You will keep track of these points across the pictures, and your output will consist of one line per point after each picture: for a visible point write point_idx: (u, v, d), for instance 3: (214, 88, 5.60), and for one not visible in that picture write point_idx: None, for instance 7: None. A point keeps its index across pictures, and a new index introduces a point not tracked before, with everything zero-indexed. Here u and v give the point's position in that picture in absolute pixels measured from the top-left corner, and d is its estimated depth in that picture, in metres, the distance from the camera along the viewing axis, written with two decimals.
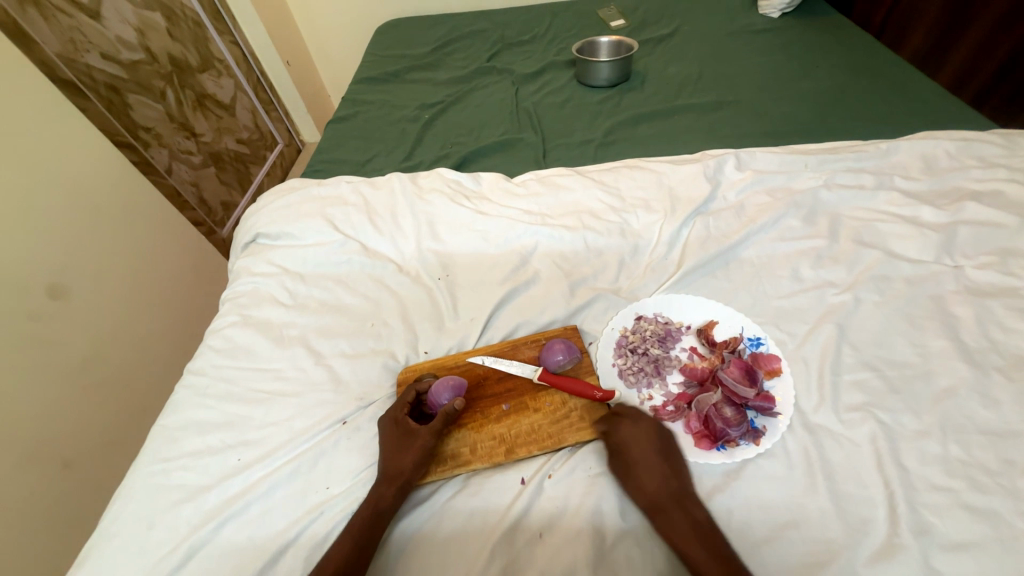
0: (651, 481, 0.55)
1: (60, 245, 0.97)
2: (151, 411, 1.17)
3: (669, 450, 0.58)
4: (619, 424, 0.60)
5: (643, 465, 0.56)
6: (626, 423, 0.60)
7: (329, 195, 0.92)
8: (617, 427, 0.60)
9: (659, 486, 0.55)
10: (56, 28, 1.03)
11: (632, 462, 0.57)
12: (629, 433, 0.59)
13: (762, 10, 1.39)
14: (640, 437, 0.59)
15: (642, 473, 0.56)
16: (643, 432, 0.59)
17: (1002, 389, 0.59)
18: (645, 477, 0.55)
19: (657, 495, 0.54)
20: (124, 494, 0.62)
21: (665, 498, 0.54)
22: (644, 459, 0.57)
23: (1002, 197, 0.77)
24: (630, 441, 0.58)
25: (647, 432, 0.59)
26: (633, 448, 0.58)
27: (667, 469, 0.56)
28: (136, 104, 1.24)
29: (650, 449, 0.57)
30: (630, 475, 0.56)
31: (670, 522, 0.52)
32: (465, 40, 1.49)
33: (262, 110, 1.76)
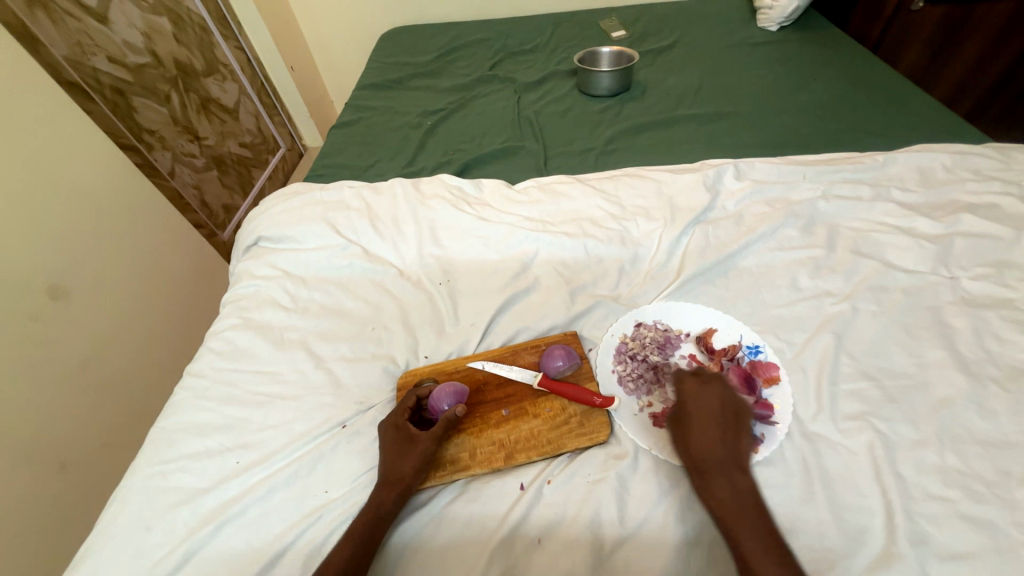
0: (702, 445, 0.55)
1: (62, 246, 0.97)
2: (149, 413, 1.16)
3: (735, 419, 0.57)
4: (691, 387, 0.59)
5: (700, 429, 0.56)
6: (699, 387, 0.59)
7: (332, 199, 0.92)
8: (687, 388, 0.60)
9: (710, 450, 0.55)
10: (64, 31, 1.05)
11: (690, 426, 0.57)
12: (697, 397, 0.58)
13: (760, 24, 1.42)
14: (708, 401, 0.58)
15: (697, 438, 0.56)
16: (711, 398, 0.58)
17: (998, 399, 0.59)
18: (699, 441, 0.56)
19: (707, 461, 0.54)
20: (121, 496, 0.62)
21: (713, 465, 0.54)
22: (702, 424, 0.56)
23: (997, 210, 0.78)
24: (696, 404, 0.58)
25: (716, 397, 0.58)
26: (696, 412, 0.57)
27: (725, 438, 0.55)
28: (141, 107, 1.25)
29: (712, 416, 0.57)
30: (684, 437, 0.57)
31: (714, 488, 0.53)
32: (468, 48, 1.51)
33: (265, 114, 1.77)
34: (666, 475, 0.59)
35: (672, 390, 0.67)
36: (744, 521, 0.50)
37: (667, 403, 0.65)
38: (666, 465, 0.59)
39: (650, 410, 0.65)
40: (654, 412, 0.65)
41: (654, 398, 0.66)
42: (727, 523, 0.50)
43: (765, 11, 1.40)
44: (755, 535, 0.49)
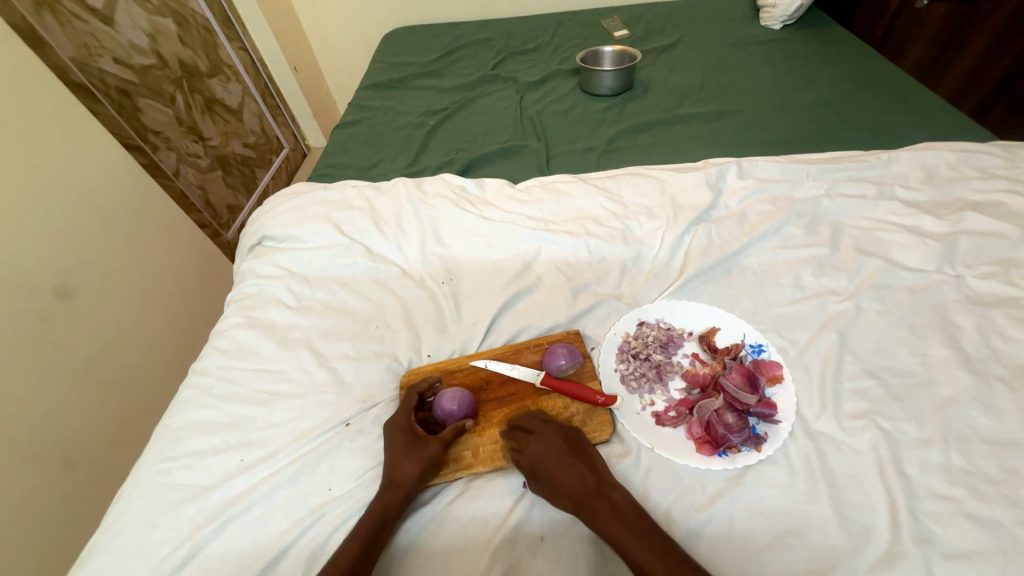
0: (569, 487, 0.55)
1: (68, 245, 0.98)
2: (153, 413, 1.17)
3: (580, 449, 0.59)
4: (531, 435, 0.60)
5: (558, 472, 0.56)
6: (537, 432, 0.61)
7: (335, 198, 0.93)
8: (530, 438, 0.60)
9: (578, 485, 0.55)
10: (71, 32, 1.06)
11: (547, 471, 0.57)
12: (539, 442, 0.59)
13: (763, 22, 1.42)
14: (547, 444, 0.59)
15: (561, 478, 0.56)
16: (552, 437, 0.60)
17: (1003, 398, 0.59)
18: (563, 480, 0.56)
19: (583, 497, 0.54)
20: (127, 493, 0.62)
21: (591, 502, 0.54)
22: (555, 464, 0.57)
23: (1003, 208, 0.78)
24: (542, 448, 0.59)
25: (551, 438, 0.60)
26: (546, 456, 0.58)
27: (580, 468, 0.57)
28: (147, 108, 1.26)
29: (558, 453, 0.58)
30: (548, 485, 0.56)
31: (606, 526, 0.52)
32: (471, 48, 1.51)
33: (269, 115, 1.78)
34: (669, 474, 0.59)
35: (675, 389, 0.67)
36: (644, 547, 0.50)
37: (670, 402, 0.65)
38: (669, 463, 0.59)
39: (653, 409, 0.65)
40: (656, 411, 0.65)
41: (657, 397, 0.66)
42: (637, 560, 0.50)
43: (769, 10, 1.40)
44: (662, 557, 0.49)
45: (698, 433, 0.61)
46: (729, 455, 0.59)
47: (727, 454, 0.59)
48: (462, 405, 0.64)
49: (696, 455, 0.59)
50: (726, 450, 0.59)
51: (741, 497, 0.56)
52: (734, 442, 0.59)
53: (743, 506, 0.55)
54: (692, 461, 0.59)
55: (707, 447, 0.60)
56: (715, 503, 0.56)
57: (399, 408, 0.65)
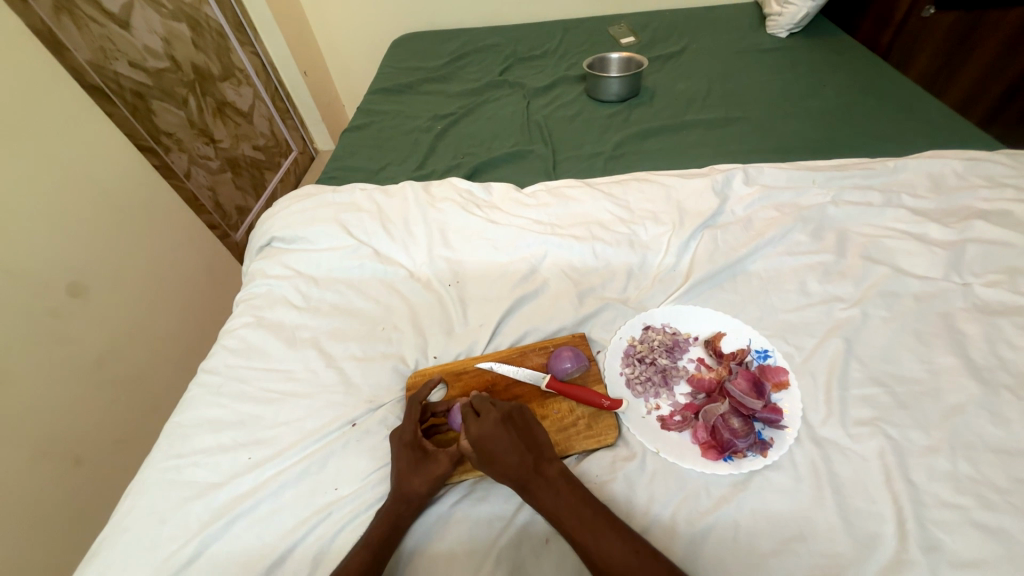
0: (510, 467, 0.56)
1: (80, 245, 0.99)
2: (162, 413, 1.18)
3: (522, 430, 0.60)
4: (473, 417, 0.60)
5: (498, 455, 0.57)
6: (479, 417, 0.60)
7: (344, 201, 0.94)
8: (473, 421, 0.60)
9: (518, 464, 0.56)
10: (88, 36, 1.07)
11: (487, 455, 0.57)
12: (479, 427, 0.58)
13: (769, 30, 1.43)
14: (485, 428, 0.58)
15: (502, 460, 0.57)
16: (493, 421, 0.59)
17: (1011, 407, 0.59)
18: (504, 460, 0.56)
19: (524, 476, 0.56)
20: (136, 490, 0.63)
21: (530, 480, 0.56)
22: (497, 447, 0.57)
23: (1010, 217, 0.78)
24: (484, 430, 0.58)
25: (489, 421, 0.59)
26: (485, 440, 0.57)
27: (522, 448, 0.58)
28: (160, 111, 1.28)
29: (500, 436, 0.58)
30: (490, 467, 0.57)
31: (545, 501, 0.55)
32: (478, 54, 1.53)
33: (279, 118, 1.80)
34: (674, 477, 0.59)
35: (680, 393, 0.67)
36: (580, 521, 0.53)
37: (675, 406, 0.65)
38: (674, 468, 0.59)
39: (658, 413, 0.65)
40: (661, 415, 0.65)
41: (662, 401, 0.66)
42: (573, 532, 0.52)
43: (775, 18, 1.41)
44: (598, 530, 0.52)
45: (704, 437, 0.61)
46: (734, 460, 0.59)
47: (733, 459, 0.59)
48: None
49: (701, 460, 0.59)
50: (731, 455, 0.59)
51: (746, 502, 0.56)
52: (739, 447, 0.59)
53: (748, 511, 0.55)
54: (697, 465, 0.59)
55: (712, 451, 0.60)
56: (720, 507, 0.56)
57: (406, 415, 0.64)
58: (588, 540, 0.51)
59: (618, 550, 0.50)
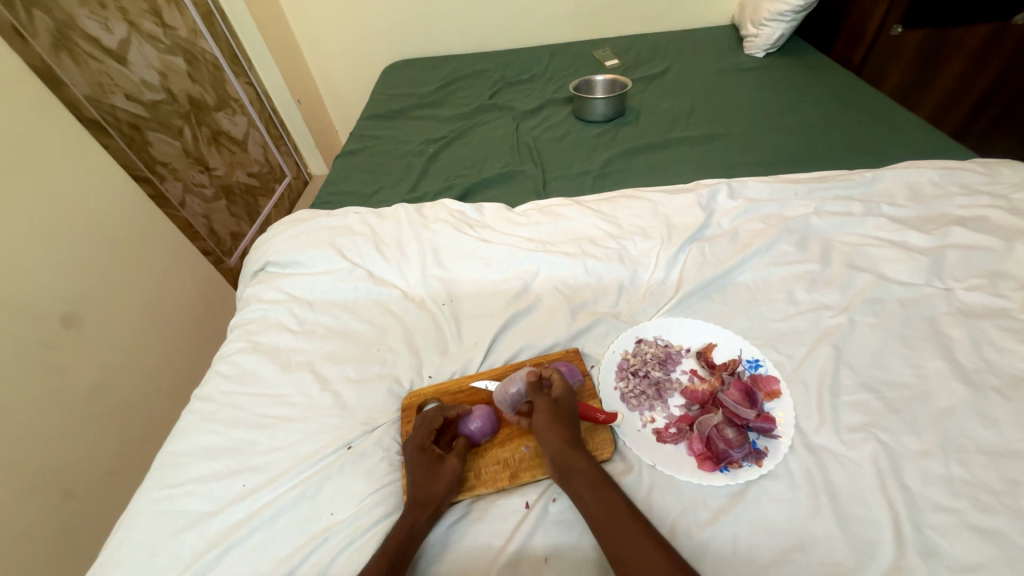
0: (571, 430, 0.62)
1: (72, 275, 0.99)
2: (155, 443, 1.16)
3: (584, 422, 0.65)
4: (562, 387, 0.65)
5: (565, 415, 0.63)
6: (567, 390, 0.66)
7: (337, 224, 0.95)
8: (561, 389, 0.65)
9: (574, 441, 0.60)
10: (86, 72, 1.11)
11: (556, 411, 0.63)
12: (568, 395, 0.64)
13: (748, 51, 1.49)
14: (566, 389, 0.65)
15: (566, 423, 0.62)
16: (575, 401, 0.65)
17: (1000, 408, 0.59)
18: (569, 431, 0.61)
19: (576, 451, 0.59)
20: (127, 521, 0.62)
21: (579, 453, 0.59)
22: (569, 417, 0.63)
23: (987, 222, 0.80)
24: (566, 401, 0.64)
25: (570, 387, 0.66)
26: (567, 406, 0.63)
27: (579, 431, 0.62)
28: (156, 141, 1.31)
29: (574, 412, 0.64)
30: (555, 431, 0.61)
31: (587, 483, 0.56)
32: (468, 79, 1.57)
33: (273, 145, 1.83)
34: (671, 491, 0.59)
35: (675, 406, 0.67)
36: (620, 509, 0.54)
37: (670, 418, 0.66)
38: (671, 480, 0.59)
39: (653, 426, 0.65)
40: (657, 428, 0.65)
41: (657, 414, 0.67)
42: (610, 516, 0.53)
43: (752, 39, 1.47)
44: (633, 520, 0.53)
45: (699, 449, 0.61)
46: (731, 471, 0.59)
47: (729, 470, 0.59)
48: (483, 425, 0.65)
49: (698, 471, 0.60)
50: (727, 465, 0.59)
51: (744, 513, 0.55)
52: (735, 457, 0.59)
53: (746, 522, 0.55)
54: (693, 477, 0.59)
55: (708, 462, 0.60)
56: (717, 519, 0.55)
57: (420, 428, 0.65)
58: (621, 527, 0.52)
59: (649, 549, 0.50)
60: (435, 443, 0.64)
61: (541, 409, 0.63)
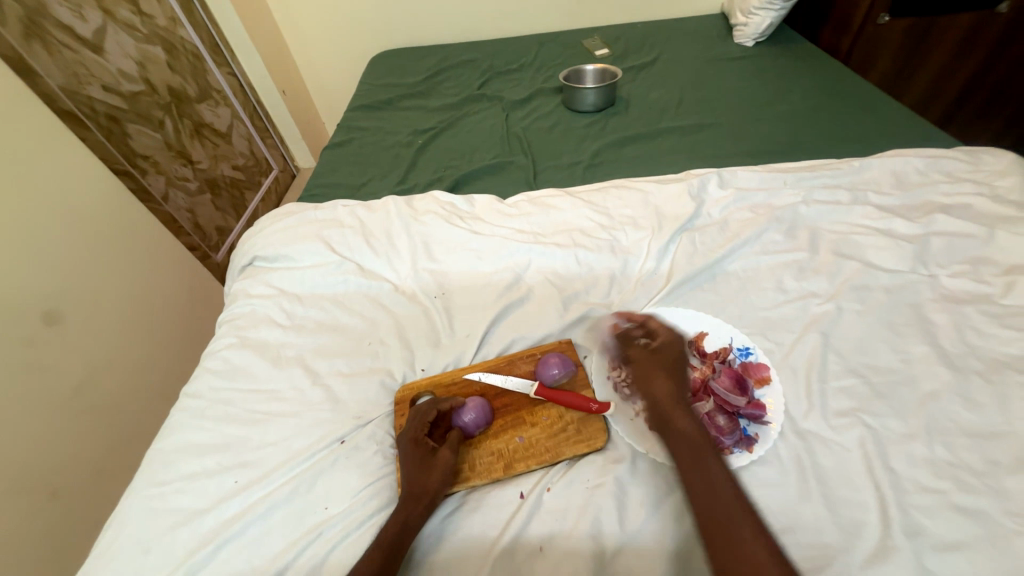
0: (680, 384, 0.60)
1: (53, 272, 0.96)
2: (144, 440, 1.14)
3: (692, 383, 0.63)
4: (670, 344, 0.64)
5: (675, 370, 0.61)
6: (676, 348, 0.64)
7: (326, 217, 0.94)
8: (668, 346, 0.64)
9: (678, 395, 0.59)
10: (60, 61, 1.07)
11: (658, 367, 0.61)
12: (675, 353, 0.63)
13: (737, 40, 1.49)
14: (678, 348, 0.64)
15: (673, 378, 0.61)
16: (683, 360, 0.63)
17: (981, 391, 0.61)
18: (676, 385, 0.60)
19: (679, 404, 0.58)
20: (117, 520, 0.61)
21: (684, 408, 0.57)
22: (676, 373, 0.61)
23: (970, 209, 0.82)
24: (674, 358, 0.63)
25: (682, 347, 0.64)
26: (672, 363, 0.62)
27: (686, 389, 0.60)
28: (136, 134, 1.27)
29: (681, 371, 0.62)
30: (661, 383, 0.60)
31: (687, 436, 0.55)
32: (457, 69, 1.55)
33: (258, 137, 1.80)
34: (665, 478, 0.59)
35: None
36: (717, 470, 0.52)
37: None
38: (664, 467, 0.60)
39: None
40: None
41: None
42: (703, 471, 0.52)
43: (741, 28, 1.47)
44: (728, 484, 0.51)
45: None
46: (722, 457, 0.60)
47: None
48: (477, 417, 0.65)
49: None
50: None
51: None
52: (726, 444, 0.60)
53: None
54: None
55: None
56: None
57: (414, 421, 0.64)
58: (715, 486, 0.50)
59: (742, 515, 0.48)
60: (428, 436, 0.64)
61: (648, 361, 0.62)
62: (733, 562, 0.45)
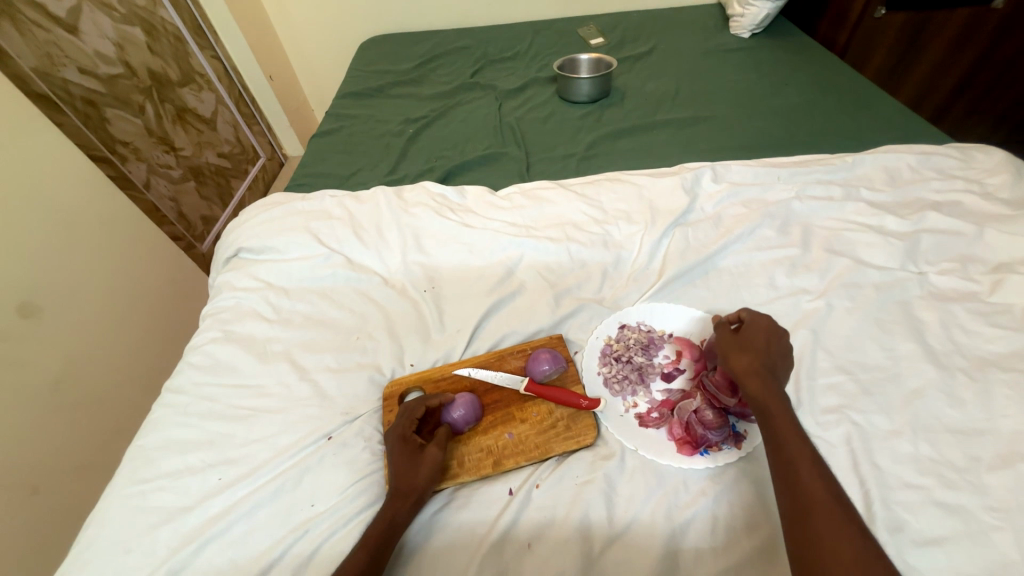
0: (761, 362, 0.58)
1: (30, 264, 0.94)
2: (125, 436, 1.12)
3: (783, 352, 0.60)
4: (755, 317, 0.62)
5: (757, 347, 0.59)
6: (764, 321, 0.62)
7: (313, 208, 0.92)
8: (751, 320, 0.62)
9: (758, 365, 0.58)
10: (32, 42, 1.03)
11: (741, 341, 0.60)
12: (761, 326, 0.61)
13: (733, 31, 1.47)
14: (768, 325, 0.61)
15: (757, 350, 0.59)
16: (773, 334, 0.60)
17: (966, 388, 0.62)
18: (758, 356, 0.59)
19: (758, 375, 0.57)
20: (97, 519, 0.60)
21: (761, 380, 0.57)
22: (760, 344, 0.60)
23: (960, 207, 0.82)
24: (757, 331, 0.61)
25: (773, 326, 0.61)
26: (757, 335, 0.60)
27: (773, 360, 0.59)
28: (115, 119, 1.23)
29: (768, 343, 0.60)
30: (742, 354, 0.59)
31: (766, 402, 0.56)
32: (449, 56, 1.52)
33: (244, 124, 1.75)
34: (653, 474, 0.59)
35: (657, 390, 0.68)
36: (805, 459, 0.52)
37: (652, 403, 0.66)
38: (653, 464, 0.60)
39: (636, 411, 0.66)
40: (639, 413, 0.66)
41: (639, 399, 0.67)
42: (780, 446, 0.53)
43: (737, 19, 1.45)
44: (809, 460, 0.52)
45: (679, 433, 0.61)
46: (710, 454, 0.60)
47: (708, 453, 0.60)
48: (466, 413, 0.64)
49: (678, 455, 0.60)
50: (707, 449, 0.60)
51: (723, 495, 0.57)
52: (714, 440, 0.59)
53: (725, 503, 0.56)
54: (674, 461, 0.59)
55: (687, 446, 0.60)
56: (698, 501, 0.56)
57: (402, 417, 0.63)
58: (799, 474, 0.51)
59: (827, 497, 0.49)
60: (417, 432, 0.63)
61: (730, 335, 0.62)
62: (797, 509, 0.49)
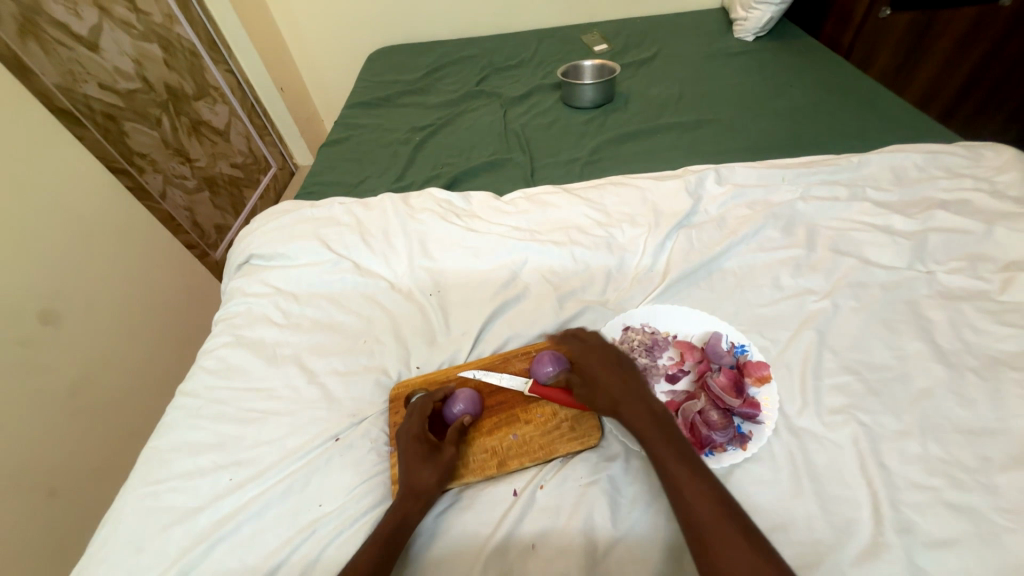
0: (613, 385, 0.60)
1: (50, 271, 0.97)
2: (139, 440, 1.15)
3: (624, 364, 0.63)
4: (578, 345, 0.66)
5: (602, 371, 0.62)
6: (585, 342, 0.66)
7: (321, 215, 0.94)
8: (576, 347, 0.66)
9: (614, 390, 0.60)
10: (55, 60, 1.07)
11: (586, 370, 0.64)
12: (590, 351, 0.65)
13: (737, 35, 1.47)
14: (599, 346, 0.65)
15: (602, 372, 0.62)
16: (603, 354, 0.64)
17: (976, 388, 0.61)
18: (605, 380, 0.61)
19: (615, 402, 0.59)
20: (112, 519, 0.62)
21: (624, 403, 0.58)
22: (602, 368, 0.63)
23: (968, 205, 0.81)
24: (587, 356, 0.64)
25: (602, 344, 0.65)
26: (593, 360, 0.64)
27: (621, 376, 0.61)
28: (133, 131, 1.27)
29: (607, 364, 0.63)
30: (592, 387, 0.62)
31: (633, 423, 0.57)
32: (455, 65, 1.55)
33: (257, 135, 1.79)
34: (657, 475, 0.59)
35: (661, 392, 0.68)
36: (685, 472, 0.51)
37: None
38: None
39: None
40: None
41: None
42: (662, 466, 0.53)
43: (741, 22, 1.46)
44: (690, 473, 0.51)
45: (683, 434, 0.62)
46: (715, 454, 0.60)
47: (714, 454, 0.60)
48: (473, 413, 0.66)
49: None
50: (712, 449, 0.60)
51: None
52: (719, 441, 0.60)
53: None
54: None
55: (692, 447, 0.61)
56: None
57: (413, 417, 0.64)
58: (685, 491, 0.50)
59: (716, 512, 0.48)
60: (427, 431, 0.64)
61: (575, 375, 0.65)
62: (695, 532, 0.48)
